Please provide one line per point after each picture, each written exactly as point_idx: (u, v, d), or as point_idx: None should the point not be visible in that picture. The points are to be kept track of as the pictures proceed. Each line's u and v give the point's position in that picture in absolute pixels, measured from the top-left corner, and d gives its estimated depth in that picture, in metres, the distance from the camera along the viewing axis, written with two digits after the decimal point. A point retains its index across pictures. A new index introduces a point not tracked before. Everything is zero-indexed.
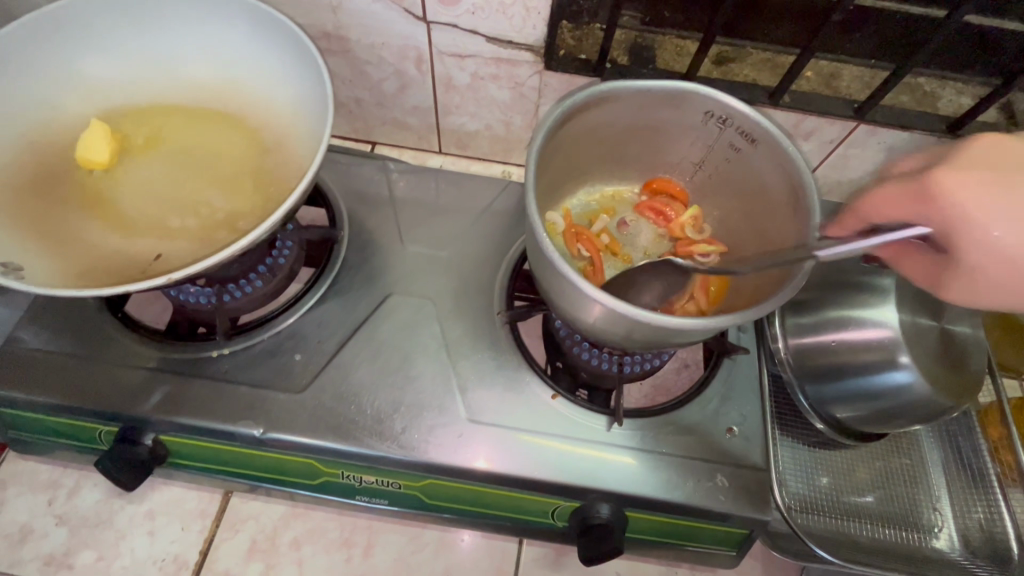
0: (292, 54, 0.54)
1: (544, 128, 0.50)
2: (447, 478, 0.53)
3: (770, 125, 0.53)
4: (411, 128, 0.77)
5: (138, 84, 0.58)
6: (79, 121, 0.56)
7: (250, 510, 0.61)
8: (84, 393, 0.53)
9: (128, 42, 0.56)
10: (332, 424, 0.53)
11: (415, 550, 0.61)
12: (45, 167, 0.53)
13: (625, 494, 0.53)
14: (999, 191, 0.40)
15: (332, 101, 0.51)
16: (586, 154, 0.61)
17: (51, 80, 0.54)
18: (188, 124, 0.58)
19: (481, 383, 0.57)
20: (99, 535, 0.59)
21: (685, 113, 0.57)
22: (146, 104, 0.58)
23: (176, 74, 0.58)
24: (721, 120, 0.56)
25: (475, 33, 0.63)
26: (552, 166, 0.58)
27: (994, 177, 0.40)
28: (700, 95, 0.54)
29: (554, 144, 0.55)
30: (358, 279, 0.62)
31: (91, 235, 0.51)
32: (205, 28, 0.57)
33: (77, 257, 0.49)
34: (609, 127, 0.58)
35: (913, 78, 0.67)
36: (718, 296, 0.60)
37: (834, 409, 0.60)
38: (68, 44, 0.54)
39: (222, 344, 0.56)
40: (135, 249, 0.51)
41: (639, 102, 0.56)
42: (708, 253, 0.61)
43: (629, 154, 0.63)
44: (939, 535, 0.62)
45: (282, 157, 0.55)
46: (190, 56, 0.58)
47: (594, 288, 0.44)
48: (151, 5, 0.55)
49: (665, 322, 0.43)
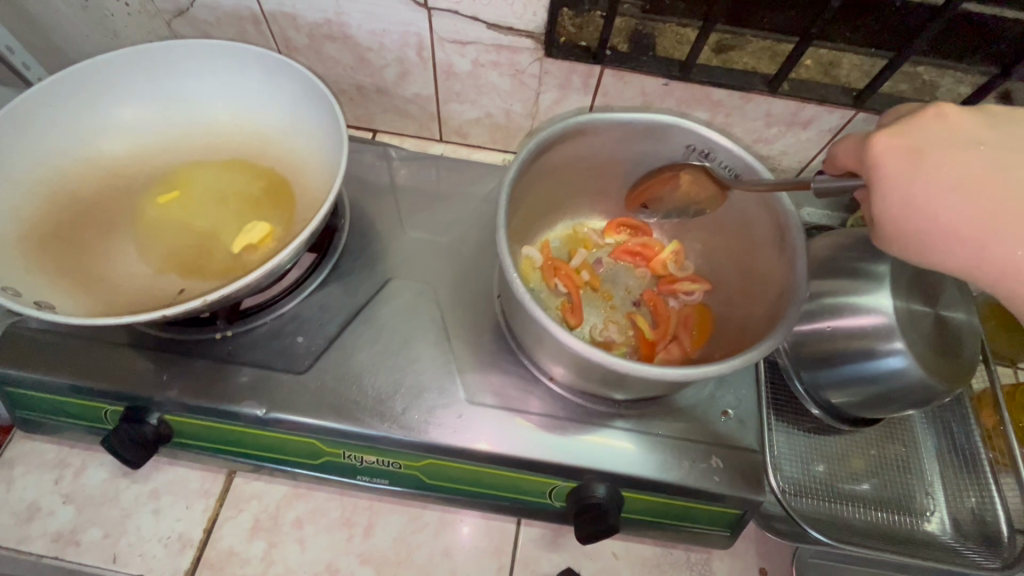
0: (300, 91, 0.61)
1: (518, 161, 0.52)
2: (447, 458, 0.54)
3: (755, 162, 0.54)
4: (412, 116, 0.78)
5: (149, 132, 0.62)
6: (97, 166, 0.60)
7: (253, 490, 0.62)
8: (91, 371, 0.54)
9: (140, 91, 0.61)
10: (333, 405, 0.54)
11: (414, 530, 0.62)
12: (71, 212, 0.57)
13: (622, 474, 0.53)
14: (906, 156, 0.43)
15: (344, 134, 0.57)
16: (565, 185, 0.63)
17: (71, 128, 0.59)
18: (200, 169, 0.62)
19: (480, 366, 0.58)
20: (105, 513, 0.60)
21: (666, 148, 0.59)
22: (156, 149, 0.62)
23: (184, 120, 0.63)
24: (704, 153, 0.58)
25: (476, 19, 0.63)
26: (528, 199, 0.59)
27: (918, 143, 0.43)
28: (681, 128, 0.56)
29: (532, 175, 0.57)
30: (359, 264, 0.63)
31: (118, 273, 0.56)
32: (211, 71, 0.62)
33: (105, 292, 0.54)
34: (589, 159, 0.60)
35: (911, 67, 0.67)
36: (702, 332, 0.61)
37: (829, 395, 0.62)
38: (87, 97, 0.59)
39: (225, 328, 0.57)
40: (160, 287, 0.56)
41: (621, 135, 0.58)
42: (692, 291, 0.63)
43: (607, 187, 0.65)
44: (931, 518, 0.63)
45: (290, 189, 0.61)
46: (198, 101, 0.63)
47: (565, 334, 0.45)
48: (163, 56, 0.60)
49: (642, 370, 0.44)
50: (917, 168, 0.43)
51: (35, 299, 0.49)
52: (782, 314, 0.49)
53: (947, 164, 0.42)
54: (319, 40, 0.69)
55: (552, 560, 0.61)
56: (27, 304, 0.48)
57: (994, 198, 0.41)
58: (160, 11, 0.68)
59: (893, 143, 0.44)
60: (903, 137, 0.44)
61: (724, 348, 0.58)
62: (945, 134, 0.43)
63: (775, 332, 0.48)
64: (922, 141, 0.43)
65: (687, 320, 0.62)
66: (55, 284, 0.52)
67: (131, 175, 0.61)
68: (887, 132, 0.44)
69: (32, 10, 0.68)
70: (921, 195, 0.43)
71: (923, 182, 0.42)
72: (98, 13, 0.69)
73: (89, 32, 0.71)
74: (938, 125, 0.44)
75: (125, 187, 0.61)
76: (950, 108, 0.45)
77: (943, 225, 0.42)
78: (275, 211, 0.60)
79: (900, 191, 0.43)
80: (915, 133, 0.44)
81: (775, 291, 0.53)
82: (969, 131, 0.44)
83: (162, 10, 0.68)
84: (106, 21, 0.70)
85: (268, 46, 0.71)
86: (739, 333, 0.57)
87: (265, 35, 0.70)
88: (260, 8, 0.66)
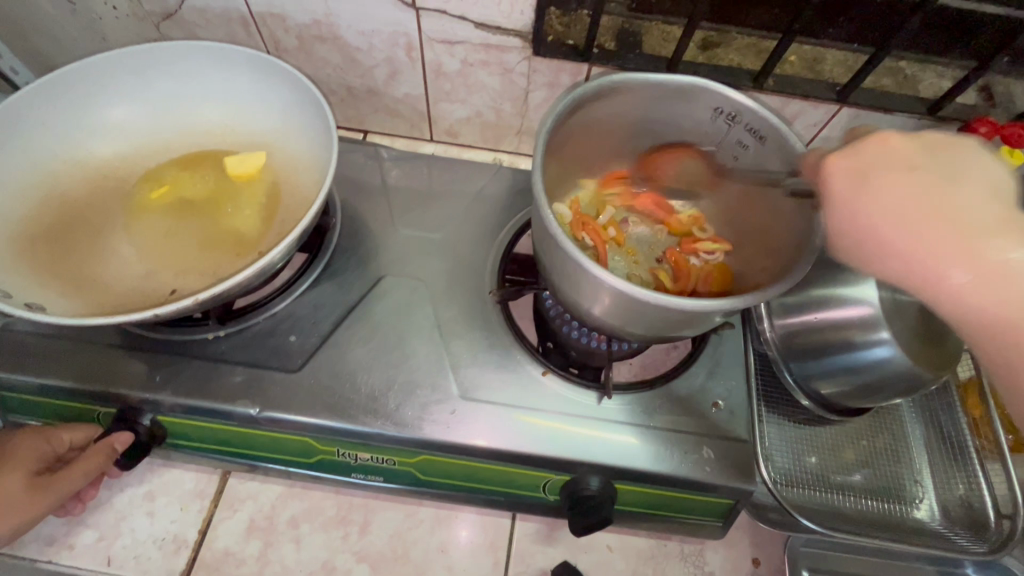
0: (292, 92, 0.61)
1: (552, 114, 0.51)
2: (442, 454, 0.54)
3: (780, 125, 0.52)
4: (402, 116, 0.78)
5: (144, 132, 0.62)
6: (89, 167, 0.60)
7: (248, 490, 0.62)
8: (84, 373, 0.54)
9: (133, 91, 0.61)
10: (327, 403, 0.54)
11: (410, 527, 0.62)
12: (61, 213, 0.57)
13: (614, 467, 0.54)
14: (854, 177, 0.42)
15: (336, 134, 0.57)
16: (592, 146, 0.62)
17: (62, 129, 0.59)
18: (192, 168, 0.62)
19: (474, 361, 0.58)
20: (98, 517, 0.60)
21: (693, 110, 0.57)
22: (149, 150, 0.63)
23: (178, 121, 0.63)
24: (730, 116, 0.56)
25: (464, 19, 0.64)
26: (558, 155, 0.58)
27: (862, 165, 0.42)
28: (708, 91, 0.55)
29: (559, 135, 0.55)
30: (350, 263, 0.63)
31: (109, 273, 0.56)
32: (204, 75, 0.62)
33: (95, 293, 0.54)
34: (612, 121, 0.59)
35: (893, 62, 0.68)
36: (721, 291, 0.60)
37: (818, 383, 0.63)
38: (80, 97, 0.59)
39: (217, 327, 0.57)
40: (152, 286, 0.56)
41: (647, 97, 0.56)
42: (713, 251, 0.62)
43: (636, 149, 0.64)
44: (920, 505, 0.64)
45: (285, 190, 0.61)
46: (191, 103, 0.63)
47: (602, 271, 0.44)
48: (156, 57, 0.60)
49: (668, 303, 0.43)
50: (861, 190, 0.41)
51: (26, 300, 0.50)
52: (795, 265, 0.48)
53: (892, 189, 0.40)
54: (309, 41, 0.69)
55: (547, 554, 0.61)
56: (19, 305, 0.49)
57: (941, 224, 0.38)
58: (149, 14, 0.68)
59: (841, 165, 0.43)
60: (856, 160, 0.42)
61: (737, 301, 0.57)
62: (887, 158, 0.41)
63: (790, 277, 0.47)
64: (873, 164, 0.42)
65: (706, 278, 0.61)
66: (46, 286, 0.52)
67: (122, 176, 0.61)
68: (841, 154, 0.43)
69: (18, 13, 0.68)
70: (869, 216, 0.41)
71: (866, 201, 0.41)
72: (87, 15, 0.68)
73: (78, 35, 0.71)
74: (886, 150, 0.42)
75: (114, 188, 0.60)
76: (898, 136, 0.43)
77: (892, 246, 0.40)
78: (268, 211, 0.61)
79: (842, 211, 0.42)
80: (866, 156, 0.42)
81: (791, 246, 0.52)
82: (918, 159, 0.41)
83: (150, 12, 0.68)
84: (95, 24, 0.70)
85: (258, 48, 0.72)
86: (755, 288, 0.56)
87: (254, 37, 0.70)
88: (249, 9, 0.66)
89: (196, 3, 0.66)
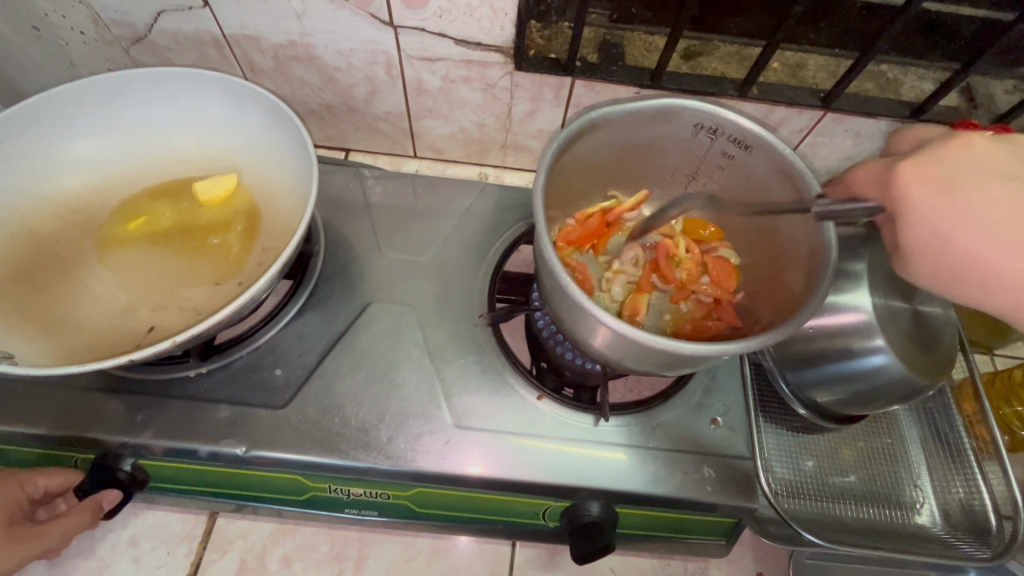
0: (268, 116, 0.59)
1: (545, 164, 0.49)
2: (438, 486, 0.53)
3: (766, 134, 0.52)
4: (384, 133, 0.76)
5: (114, 163, 0.60)
6: (58, 203, 0.58)
7: (237, 530, 0.60)
8: (59, 419, 0.52)
9: (99, 121, 0.59)
10: (317, 438, 0.52)
11: (408, 559, 0.60)
12: (31, 254, 0.55)
13: (614, 491, 0.53)
14: (936, 189, 0.42)
15: (315, 161, 0.55)
16: (582, 178, 0.60)
17: (29, 163, 0.57)
18: (164, 201, 0.60)
19: (467, 388, 0.57)
20: (81, 565, 0.58)
21: (675, 129, 0.56)
22: (120, 184, 0.60)
23: (147, 151, 0.61)
24: (712, 130, 0.55)
25: (444, 36, 0.62)
26: (555, 192, 0.57)
27: (945, 175, 0.43)
28: (689, 108, 0.54)
29: (553, 175, 0.54)
30: (337, 290, 0.62)
31: (82, 315, 0.53)
32: (175, 100, 0.60)
33: (67, 335, 0.52)
34: (597, 152, 0.58)
35: (875, 66, 0.67)
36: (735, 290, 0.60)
37: (814, 393, 0.62)
38: (45, 129, 0.57)
39: (197, 364, 0.55)
40: (129, 326, 0.54)
41: (631, 123, 0.55)
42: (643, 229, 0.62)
43: (621, 173, 0.62)
44: (921, 510, 0.64)
45: (262, 218, 0.59)
46: (162, 130, 0.61)
47: (603, 312, 0.43)
48: (121, 85, 0.58)
49: (675, 345, 0.42)
50: (945, 204, 0.42)
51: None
52: (818, 275, 0.48)
53: (972, 201, 0.41)
54: (285, 62, 0.67)
55: None
56: None
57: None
58: (117, 38, 0.66)
59: (919, 174, 0.43)
60: (933, 172, 0.43)
61: (780, 307, 0.53)
62: (982, 172, 0.42)
63: (808, 304, 0.46)
64: (955, 175, 0.42)
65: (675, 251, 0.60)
66: (16, 336, 0.50)
67: (92, 212, 0.59)
68: (916, 163, 0.44)
69: None
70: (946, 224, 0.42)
71: (949, 215, 0.42)
72: (53, 42, 0.66)
73: (44, 62, 0.68)
74: (967, 163, 0.43)
75: (84, 226, 0.58)
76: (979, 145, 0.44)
77: (959, 248, 0.42)
78: (246, 239, 0.59)
79: (930, 223, 0.43)
80: (947, 166, 0.43)
81: (804, 253, 0.52)
82: (992, 166, 0.42)
83: (119, 37, 0.66)
84: (61, 50, 0.67)
85: (233, 71, 0.70)
86: (772, 293, 0.56)
87: (228, 59, 0.68)
88: (222, 32, 0.64)
89: (166, 26, 0.64)
